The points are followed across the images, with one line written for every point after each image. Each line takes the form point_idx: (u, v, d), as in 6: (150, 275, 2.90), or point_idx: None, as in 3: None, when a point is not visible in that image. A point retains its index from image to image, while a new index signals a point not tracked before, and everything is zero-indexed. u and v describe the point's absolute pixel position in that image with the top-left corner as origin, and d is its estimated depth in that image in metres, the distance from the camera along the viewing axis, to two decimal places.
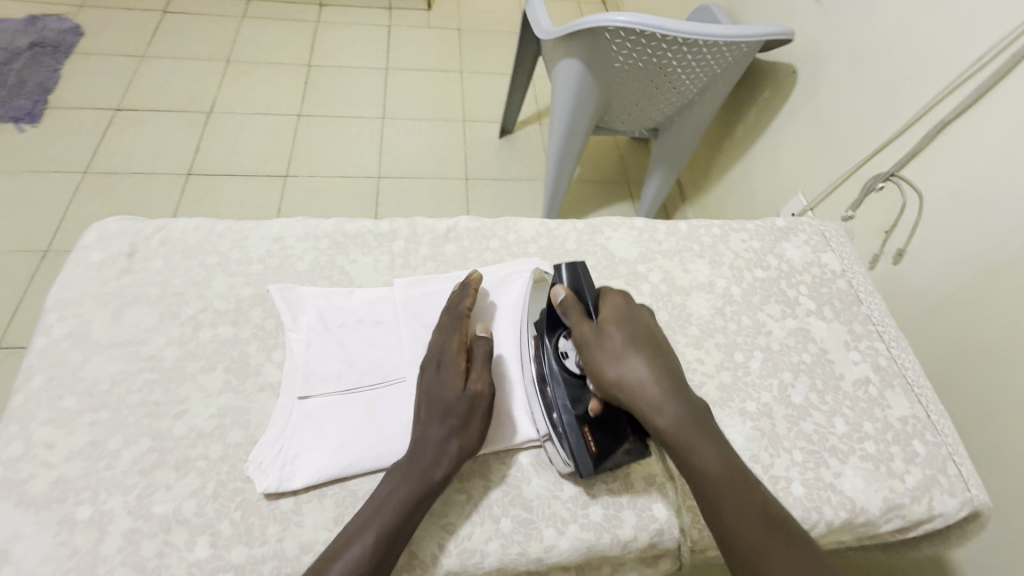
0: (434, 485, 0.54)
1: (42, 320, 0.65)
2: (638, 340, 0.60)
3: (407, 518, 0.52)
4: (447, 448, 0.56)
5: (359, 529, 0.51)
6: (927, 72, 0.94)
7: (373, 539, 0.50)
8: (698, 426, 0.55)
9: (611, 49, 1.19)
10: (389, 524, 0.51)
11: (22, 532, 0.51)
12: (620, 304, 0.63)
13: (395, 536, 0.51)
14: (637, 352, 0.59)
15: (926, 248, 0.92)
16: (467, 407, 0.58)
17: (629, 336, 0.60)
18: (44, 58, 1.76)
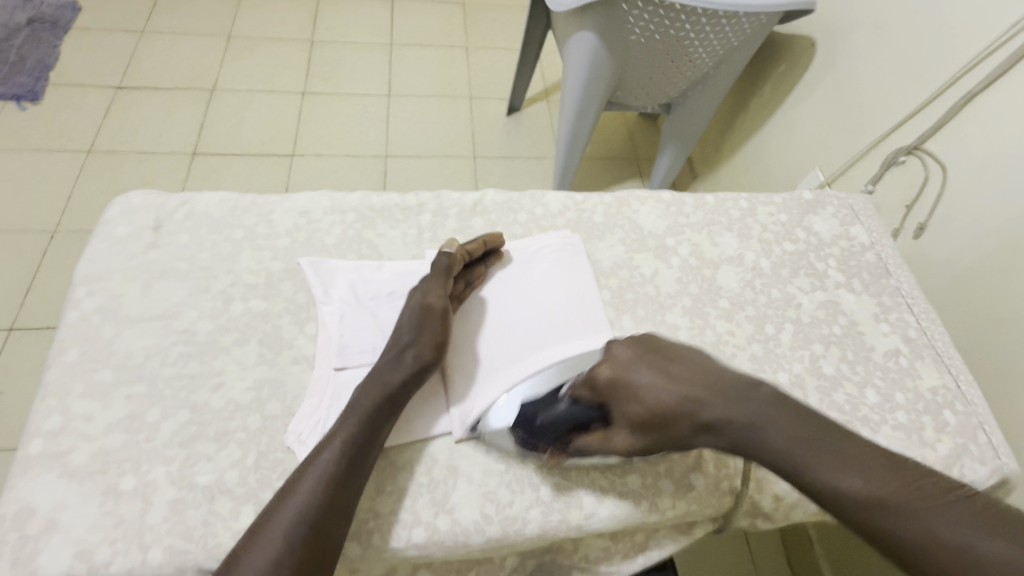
0: (395, 399, 0.56)
1: (72, 294, 0.65)
2: (705, 400, 0.54)
3: (372, 431, 0.54)
4: (404, 358, 0.58)
5: (311, 462, 0.51)
6: (955, 41, 0.91)
7: (340, 452, 0.52)
8: (779, 433, 0.50)
9: (628, 20, 1.16)
10: (341, 451, 0.52)
11: (67, 502, 0.52)
12: (644, 375, 0.56)
13: (357, 453, 0.52)
14: (719, 415, 0.53)
15: (950, 221, 0.91)
16: (418, 316, 0.61)
17: (692, 401, 0.54)
18: (42, 34, 1.72)
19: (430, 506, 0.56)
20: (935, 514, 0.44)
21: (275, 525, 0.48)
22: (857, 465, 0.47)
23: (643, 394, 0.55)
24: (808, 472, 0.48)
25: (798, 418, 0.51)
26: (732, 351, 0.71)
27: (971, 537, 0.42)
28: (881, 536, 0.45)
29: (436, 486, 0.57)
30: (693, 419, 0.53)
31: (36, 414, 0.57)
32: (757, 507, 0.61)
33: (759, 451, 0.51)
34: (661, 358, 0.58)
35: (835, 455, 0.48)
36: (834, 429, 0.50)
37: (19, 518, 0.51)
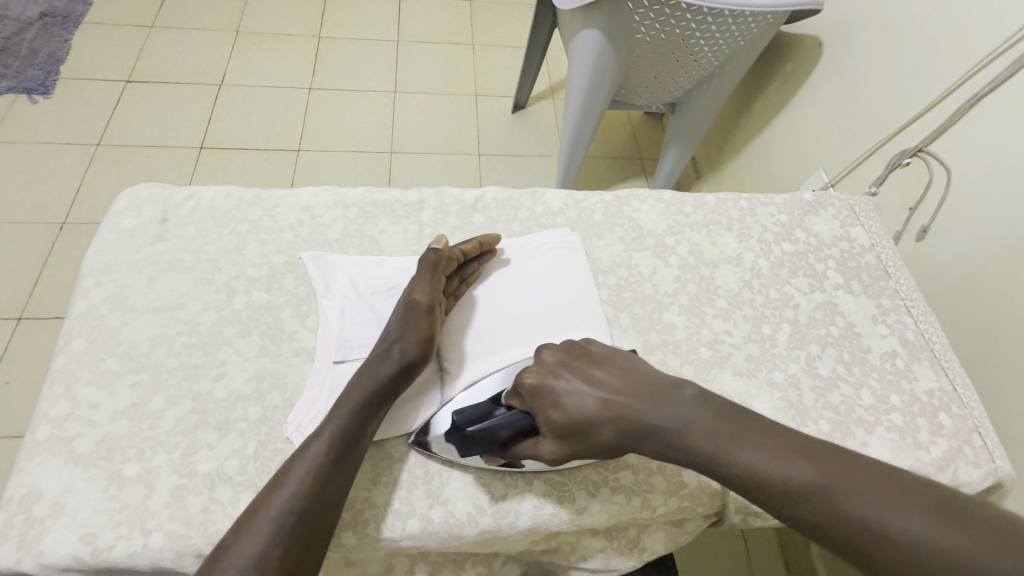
0: (382, 396, 0.57)
1: (80, 284, 0.66)
2: (628, 404, 0.53)
3: (359, 428, 0.55)
4: (390, 351, 0.59)
5: (300, 454, 0.52)
6: (961, 43, 0.91)
7: (328, 446, 0.52)
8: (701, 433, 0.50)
9: (634, 19, 1.16)
10: (332, 443, 0.53)
11: (73, 486, 0.53)
12: (566, 382, 0.56)
13: (344, 448, 0.53)
14: (641, 415, 0.52)
15: (952, 225, 0.91)
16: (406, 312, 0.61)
17: (615, 404, 0.53)
18: (54, 28, 1.73)
19: (425, 498, 0.57)
20: (857, 494, 0.44)
21: (265, 514, 0.49)
22: (778, 455, 0.47)
23: (567, 402, 0.55)
24: (735, 469, 0.48)
25: (710, 415, 0.51)
26: (728, 351, 0.72)
27: (896, 513, 0.43)
28: (814, 524, 0.45)
29: (431, 478, 0.58)
30: (614, 425, 0.53)
31: (43, 400, 0.58)
32: (750, 504, 0.61)
33: (683, 452, 0.50)
34: (583, 362, 0.58)
35: (755, 450, 0.48)
36: (755, 422, 0.50)
37: (26, 501, 0.52)
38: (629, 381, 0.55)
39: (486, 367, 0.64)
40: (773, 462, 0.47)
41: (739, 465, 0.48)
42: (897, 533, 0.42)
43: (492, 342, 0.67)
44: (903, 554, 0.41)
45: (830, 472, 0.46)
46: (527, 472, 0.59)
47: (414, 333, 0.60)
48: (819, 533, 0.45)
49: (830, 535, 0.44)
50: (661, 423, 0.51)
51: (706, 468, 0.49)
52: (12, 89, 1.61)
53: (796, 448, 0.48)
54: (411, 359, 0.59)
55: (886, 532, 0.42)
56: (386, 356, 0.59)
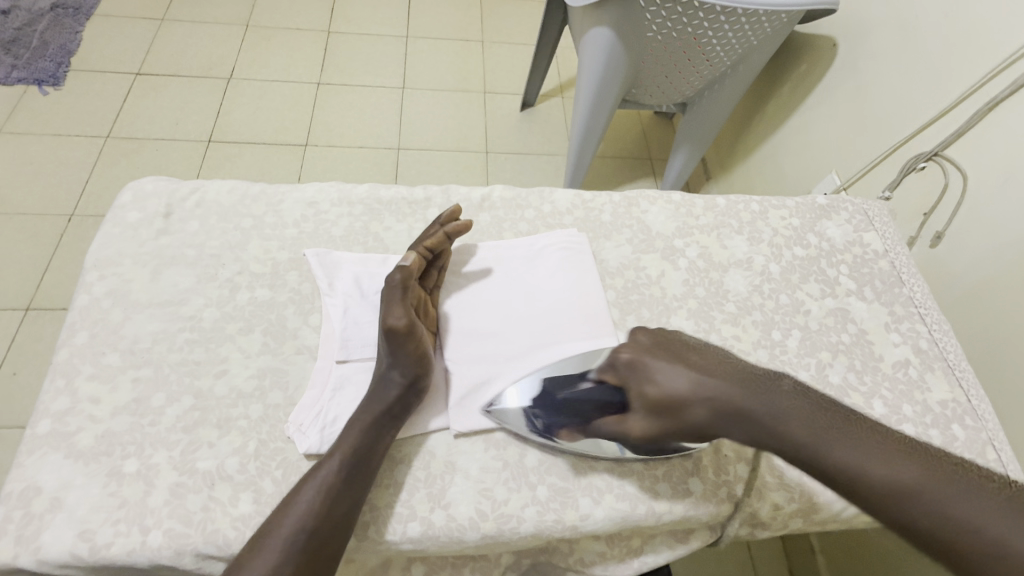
0: (392, 415, 0.56)
1: (83, 277, 0.66)
2: (722, 390, 0.50)
3: (371, 446, 0.54)
4: (391, 376, 0.58)
5: (313, 472, 0.52)
6: (982, 45, 0.88)
7: (340, 465, 0.52)
8: (803, 420, 0.47)
9: (646, 17, 1.15)
10: (344, 460, 0.52)
11: (72, 482, 0.53)
12: (659, 365, 0.54)
13: (356, 467, 0.53)
14: (742, 401, 0.49)
15: (967, 231, 0.89)
16: (388, 341, 0.59)
17: (707, 389, 0.51)
18: (65, 19, 1.74)
19: (426, 501, 0.56)
20: (961, 497, 0.41)
21: (277, 532, 0.48)
22: (879, 451, 0.45)
23: (657, 383, 0.53)
24: (834, 457, 0.45)
25: (810, 410, 0.48)
26: (737, 357, 0.70)
27: (1003, 519, 0.39)
28: (914, 523, 0.41)
29: (432, 481, 0.57)
30: (706, 411, 0.50)
31: (45, 394, 0.58)
32: (756, 514, 0.60)
33: (779, 439, 0.47)
34: (672, 351, 0.55)
35: (851, 442, 0.45)
36: (858, 422, 0.47)
37: (25, 496, 0.52)
38: (722, 370, 0.52)
39: (478, 371, 0.63)
40: (880, 455, 0.44)
41: (842, 459, 0.45)
42: (1006, 539, 0.39)
43: (481, 346, 0.66)
44: (1013, 559, 0.38)
45: (931, 473, 0.43)
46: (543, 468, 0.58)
47: (405, 358, 0.58)
48: (918, 532, 0.41)
49: (929, 534, 0.41)
50: (757, 413, 0.49)
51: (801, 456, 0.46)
52: (23, 81, 1.61)
53: (893, 448, 0.45)
54: (410, 378, 0.58)
55: (995, 536, 0.39)
56: (384, 381, 0.58)
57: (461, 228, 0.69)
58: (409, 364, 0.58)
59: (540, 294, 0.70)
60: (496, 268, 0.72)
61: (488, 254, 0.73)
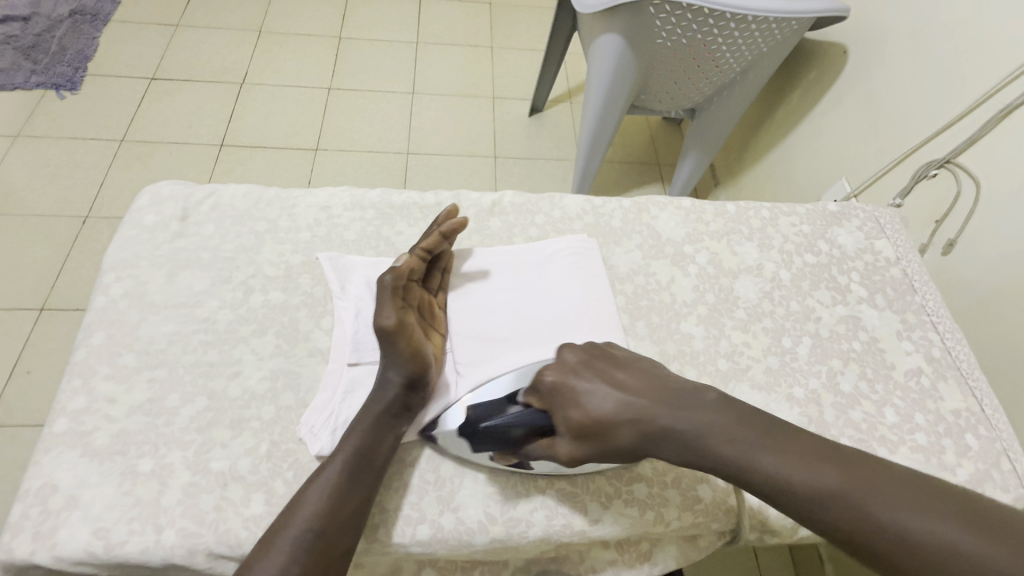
0: (395, 415, 0.57)
1: (101, 279, 0.67)
2: (640, 409, 0.52)
3: (374, 446, 0.54)
4: (389, 378, 0.58)
5: (317, 473, 0.53)
6: (995, 51, 0.88)
7: (344, 465, 0.53)
8: (723, 435, 0.49)
9: (655, 24, 1.15)
10: (347, 461, 0.53)
11: (88, 480, 0.54)
12: (582, 383, 0.56)
13: (360, 467, 0.53)
14: (657, 419, 0.51)
15: (980, 239, 0.88)
16: (383, 340, 0.60)
17: (628, 408, 0.52)
18: (83, 25, 1.77)
19: (436, 504, 0.56)
20: (881, 499, 0.43)
21: (286, 534, 0.49)
22: (800, 457, 0.46)
23: (581, 401, 0.54)
24: (755, 469, 0.47)
25: (733, 421, 0.50)
26: (747, 363, 0.70)
27: (924, 518, 0.41)
28: (837, 528, 0.44)
29: (442, 484, 0.57)
30: (633, 429, 0.52)
31: (62, 394, 0.59)
32: (765, 522, 0.60)
33: (705, 455, 0.49)
34: (604, 363, 0.57)
35: (774, 452, 0.47)
36: (775, 429, 0.49)
37: (42, 493, 0.53)
38: (636, 386, 0.54)
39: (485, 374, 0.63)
40: (793, 468, 0.46)
41: (764, 470, 0.47)
42: (923, 538, 0.41)
43: (488, 350, 0.66)
44: (927, 559, 0.40)
45: (848, 476, 0.44)
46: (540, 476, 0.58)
47: (398, 356, 0.59)
48: (843, 538, 0.43)
49: (854, 539, 0.43)
50: (679, 430, 0.50)
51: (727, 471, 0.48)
52: (42, 85, 1.64)
53: (813, 454, 0.46)
54: (407, 376, 0.58)
55: (910, 537, 0.41)
56: (382, 381, 0.58)
57: (456, 227, 0.69)
58: (403, 361, 0.59)
59: (547, 298, 0.71)
60: (502, 273, 0.73)
61: (492, 257, 0.74)
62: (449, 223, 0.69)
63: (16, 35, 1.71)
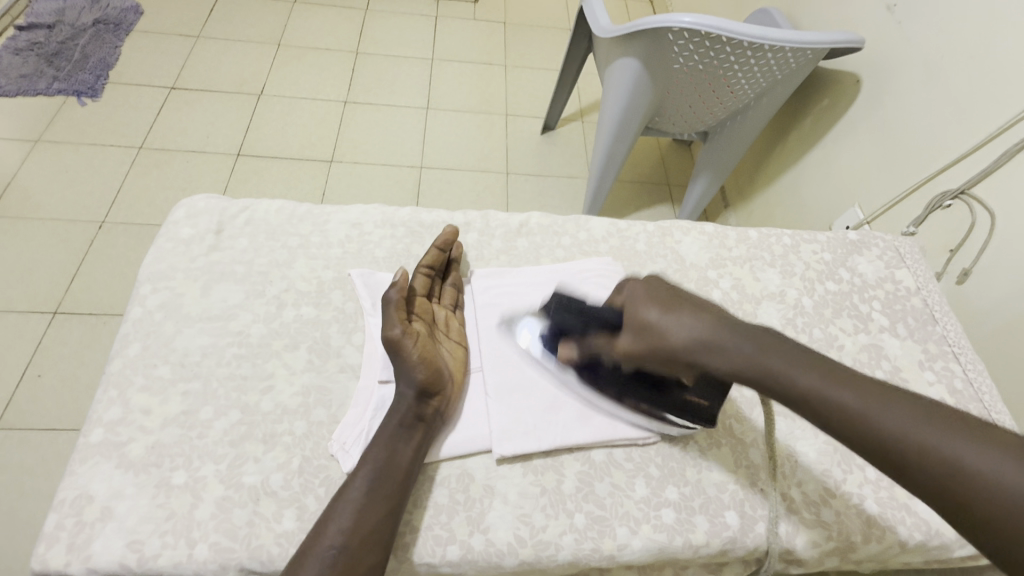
0: (413, 425, 0.57)
1: (137, 290, 0.68)
2: (725, 341, 0.53)
3: (397, 460, 0.54)
4: (403, 390, 0.59)
5: (343, 490, 0.53)
6: (1004, 88, 0.90)
7: (368, 482, 0.53)
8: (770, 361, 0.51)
9: (674, 50, 1.17)
10: (371, 477, 0.53)
11: (123, 492, 0.54)
12: (654, 310, 0.57)
13: (384, 481, 0.53)
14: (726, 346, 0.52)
15: (996, 270, 0.89)
16: (392, 352, 0.61)
17: (719, 342, 0.53)
18: (106, 34, 1.81)
19: (465, 524, 0.56)
20: (974, 450, 0.40)
21: (314, 551, 0.48)
22: (883, 403, 0.45)
23: (673, 331, 0.55)
24: (837, 412, 0.46)
25: (817, 367, 0.49)
26: None
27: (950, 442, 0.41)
28: (874, 450, 0.44)
29: (472, 504, 0.58)
30: (722, 369, 0.53)
31: (98, 404, 0.59)
32: (792, 552, 0.60)
33: (786, 396, 0.49)
34: (673, 295, 0.58)
35: (859, 395, 0.46)
36: (862, 378, 0.48)
37: (78, 504, 0.53)
38: (716, 319, 0.54)
39: (508, 399, 0.64)
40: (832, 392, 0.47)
41: (845, 413, 0.46)
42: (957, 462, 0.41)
43: (513, 367, 0.67)
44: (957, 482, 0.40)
45: (936, 426, 0.43)
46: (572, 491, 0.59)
47: (409, 364, 0.59)
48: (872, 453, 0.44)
49: (927, 489, 0.42)
50: (770, 370, 0.50)
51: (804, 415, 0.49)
52: (63, 92, 1.68)
53: (900, 404, 0.45)
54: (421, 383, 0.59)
55: (1002, 485, 0.39)
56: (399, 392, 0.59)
57: (450, 237, 0.73)
58: (414, 369, 0.59)
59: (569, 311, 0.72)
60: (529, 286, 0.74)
61: (515, 272, 0.75)
62: (440, 240, 0.74)
63: (40, 42, 1.75)
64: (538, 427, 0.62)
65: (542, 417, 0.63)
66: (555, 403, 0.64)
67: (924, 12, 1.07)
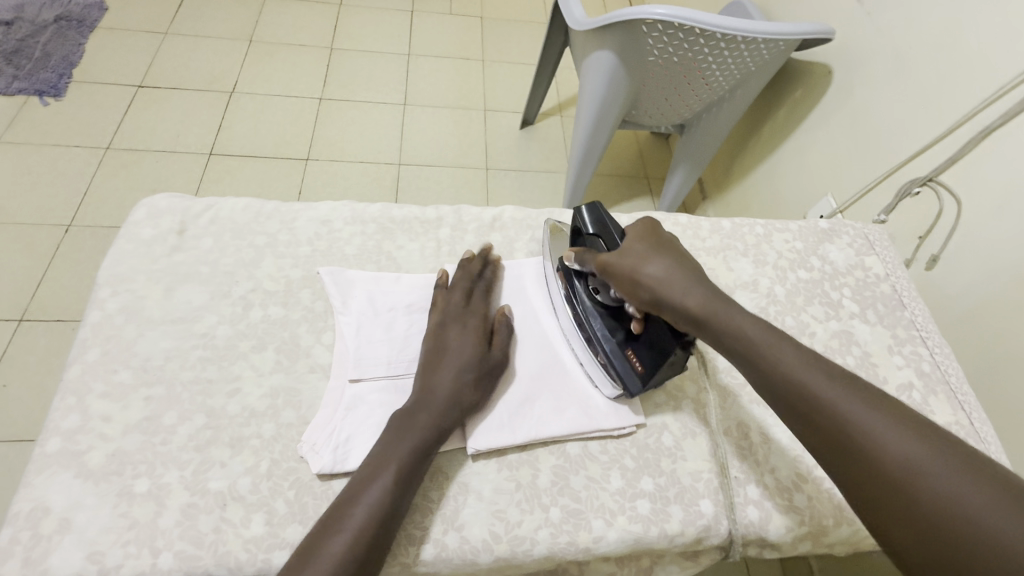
0: (443, 430, 0.56)
1: (95, 293, 0.66)
2: (688, 286, 0.56)
3: (420, 466, 0.54)
4: (456, 396, 0.59)
5: (361, 489, 0.51)
6: (970, 76, 0.92)
7: (389, 486, 0.51)
8: (724, 309, 0.54)
9: (648, 42, 1.17)
10: (395, 482, 0.51)
11: (82, 502, 0.52)
12: (641, 248, 0.61)
13: (406, 486, 0.52)
14: (686, 289, 0.56)
15: (963, 256, 0.91)
16: (491, 367, 0.63)
17: (685, 283, 0.57)
18: (68, 31, 1.75)
19: (440, 523, 0.56)
20: (894, 428, 0.43)
21: (313, 559, 0.47)
22: (819, 366, 0.48)
23: (645, 265, 0.59)
24: (777, 367, 0.49)
25: (769, 329, 0.52)
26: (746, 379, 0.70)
27: (897, 440, 0.43)
28: (824, 427, 0.46)
29: (446, 502, 0.57)
30: (681, 304, 0.56)
31: (55, 412, 0.57)
32: (765, 538, 0.60)
33: (732, 343, 0.53)
34: (665, 241, 0.61)
35: (821, 378, 0.47)
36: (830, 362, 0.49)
37: (34, 516, 0.51)
38: (688, 270, 0.58)
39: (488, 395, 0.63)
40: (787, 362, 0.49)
41: (786, 373, 0.49)
42: (898, 457, 0.42)
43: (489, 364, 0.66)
44: (897, 478, 0.41)
45: (893, 425, 0.43)
46: (548, 487, 0.59)
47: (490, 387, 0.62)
48: (821, 430, 0.46)
49: (848, 459, 0.44)
50: (722, 320, 0.54)
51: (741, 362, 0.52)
52: (24, 91, 1.62)
53: (842, 376, 0.47)
54: (468, 379, 0.60)
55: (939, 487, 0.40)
56: (432, 382, 0.59)
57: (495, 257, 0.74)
58: (474, 367, 0.61)
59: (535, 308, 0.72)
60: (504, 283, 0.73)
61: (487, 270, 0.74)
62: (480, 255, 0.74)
63: None
64: (517, 423, 0.62)
65: (520, 413, 0.62)
66: (529, 399, 0.64)
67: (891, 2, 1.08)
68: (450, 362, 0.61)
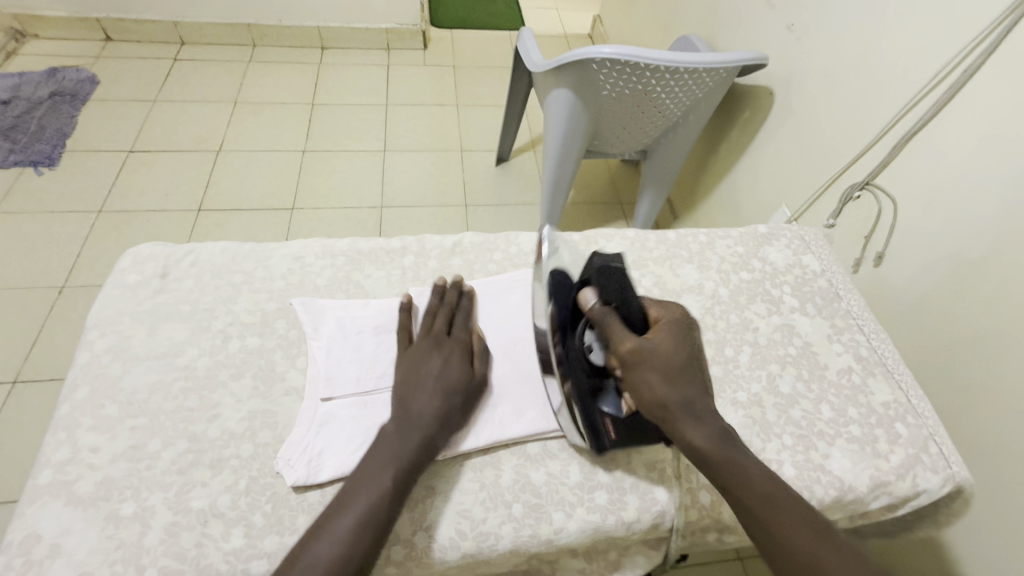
0: (428, 446, 0.60)
1: (84, 336, 0.71)
2: (703, 424, 0.57)
3: (407, 478, 0.58)
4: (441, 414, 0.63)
5: (349, 498, 0.55)
6: (889, 87, 1.01)
7: (375, 497, 0.55)
8: (724, 451, 0.56)
9: (599, 78, 1.27)
10: (381, 493, 0.55)
11: (72, 527, 0.56)
12: (669, 370, 0.59)
13: (392, 497, 0.56)
14: (690, 424, 0.57)
15: (905, 251, 0.98)
16: (472, 386, 0.67)
17: (698, 416, 0.57)
18: (62, 106, 1.86)
19: (409, 524, 0.59)
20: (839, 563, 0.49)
21: (304, 554, 0.51)
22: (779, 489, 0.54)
23: (663, 382, 0.58)
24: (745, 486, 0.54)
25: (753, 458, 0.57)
26: None
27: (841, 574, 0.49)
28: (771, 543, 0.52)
29: (415, 505, 0.61)
30: (676, 418, 0.57)
31: (46, 447, 0.62)
32: (720, 518, 0.65)
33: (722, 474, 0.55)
34: (689, 360, 0.61)
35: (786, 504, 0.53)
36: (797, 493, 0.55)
37: (26, 544, 0.55)
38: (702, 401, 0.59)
39: None
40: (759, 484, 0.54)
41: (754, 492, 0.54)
42: None
43: None
44: None
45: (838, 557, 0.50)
46: (511, 485, 0.63)
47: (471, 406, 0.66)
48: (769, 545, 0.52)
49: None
50: (726, 460, 0.55)
51: (740, 514, 0.55)
52: (20, 163, 1.71)
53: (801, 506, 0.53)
54: (449, 394, 0.65)
55: None
56: (415, 398, 0.64)
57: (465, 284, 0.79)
58: (457, 387, 0.65)
59: (499, 322, 0.77)
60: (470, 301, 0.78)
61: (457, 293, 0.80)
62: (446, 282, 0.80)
63: None
64: (484, 429, 0.66)
65: (488, 420, 0.67)
66: (495, 406, 0.68)
67: (817, 27, 1.19)
68: (430, 384, 0.65)
